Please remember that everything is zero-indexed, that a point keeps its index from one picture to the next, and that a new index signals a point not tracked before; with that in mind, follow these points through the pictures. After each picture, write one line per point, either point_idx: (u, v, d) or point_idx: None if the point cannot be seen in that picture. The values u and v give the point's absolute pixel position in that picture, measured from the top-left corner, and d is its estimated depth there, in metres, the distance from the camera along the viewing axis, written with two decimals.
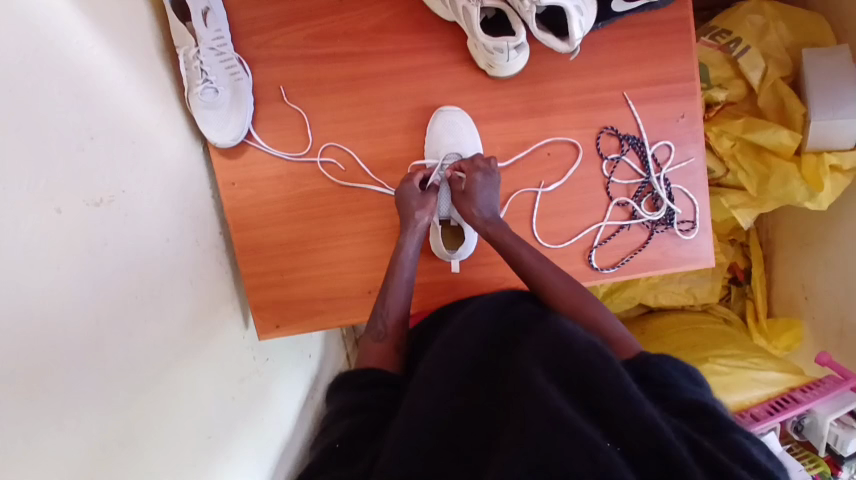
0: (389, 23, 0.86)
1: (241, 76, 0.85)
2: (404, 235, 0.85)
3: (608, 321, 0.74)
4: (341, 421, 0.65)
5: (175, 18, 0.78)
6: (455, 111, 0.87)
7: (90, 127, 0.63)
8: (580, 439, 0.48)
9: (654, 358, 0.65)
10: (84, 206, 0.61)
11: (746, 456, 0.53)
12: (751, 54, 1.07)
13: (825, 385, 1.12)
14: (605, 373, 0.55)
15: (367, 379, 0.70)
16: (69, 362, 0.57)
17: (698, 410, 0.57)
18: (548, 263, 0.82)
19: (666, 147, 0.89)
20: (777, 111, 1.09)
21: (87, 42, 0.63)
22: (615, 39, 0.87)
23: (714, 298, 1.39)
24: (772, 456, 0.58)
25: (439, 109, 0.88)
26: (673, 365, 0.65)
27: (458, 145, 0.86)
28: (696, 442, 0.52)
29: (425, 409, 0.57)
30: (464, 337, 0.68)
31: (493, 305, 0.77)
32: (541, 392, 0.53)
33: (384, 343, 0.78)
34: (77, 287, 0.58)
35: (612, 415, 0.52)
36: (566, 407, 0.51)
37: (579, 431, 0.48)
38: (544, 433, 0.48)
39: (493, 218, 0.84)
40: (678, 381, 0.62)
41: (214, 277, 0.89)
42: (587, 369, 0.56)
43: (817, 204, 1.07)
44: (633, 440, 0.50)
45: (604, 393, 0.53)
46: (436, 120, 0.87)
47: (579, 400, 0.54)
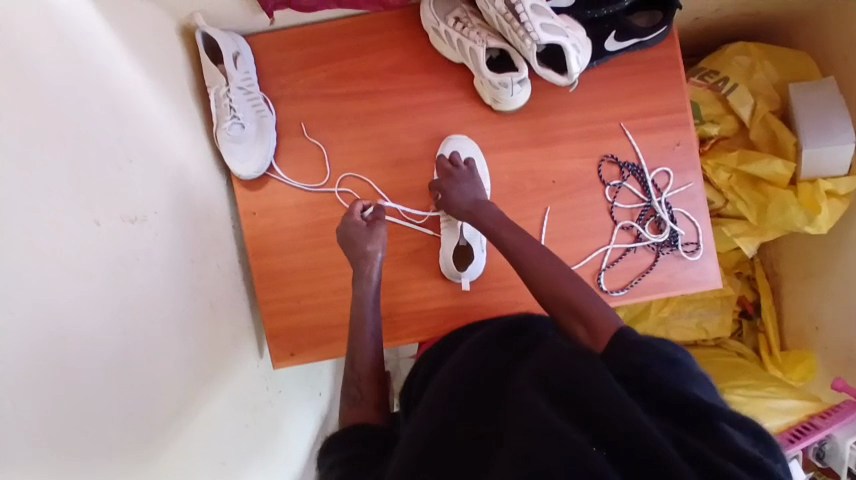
0: (404, 65, 0.94)
1: (267, 114, 0.92)
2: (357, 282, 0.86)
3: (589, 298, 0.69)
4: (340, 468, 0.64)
5: (208, 61, 0.87)
6: (464, 139, 0.94)
7: (129, 151, 0.70)
8: (568, 449, 0.47)
9: (634, 343, 0.58)
10: (121, 221, 0.66)
11: (735, 451, 0.49)
12: (739, 91, 1.14)
13: (843, 410, 1.11)
14: (596, 379, 0.52)
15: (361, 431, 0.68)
16: (99, 372, 0.59)
17: (684, 402, 0.52)
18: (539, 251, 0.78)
19: (665, 174, 0.94)
20: (769, 143, 1.15)
21: (129, 77, 0.71)
22: (611, 75, 0.93)
23: (726, 331, 1.38)
24: (764, 439, 0.52)
25: (448, 138, 0.94)
26: (652, 350, 0.58)
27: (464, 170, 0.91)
28: (681, 439, 0.50)
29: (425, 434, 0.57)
30: (462, 367, 0.68)
31: (491, 339, 0.75)
32: (534, 408, 0.51)
33: (362, 406, 0.75)
34: (107, 297, 0.61)
35: (601, 423, 0.49)
36: (558, 420, 0.50)
37: (563, 436, 0.48)
38: (533, 444, 0.48)
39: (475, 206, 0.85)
40: (652, 368, 0.55)
41: (234, 305, 0.92)
42: (576, 380, 0.53)
43: (817, 229, 1.10)
44: (624, 447, 0.48)
45: (594, 400, 0.51)
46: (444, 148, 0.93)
47: (566, 408, 0.52)
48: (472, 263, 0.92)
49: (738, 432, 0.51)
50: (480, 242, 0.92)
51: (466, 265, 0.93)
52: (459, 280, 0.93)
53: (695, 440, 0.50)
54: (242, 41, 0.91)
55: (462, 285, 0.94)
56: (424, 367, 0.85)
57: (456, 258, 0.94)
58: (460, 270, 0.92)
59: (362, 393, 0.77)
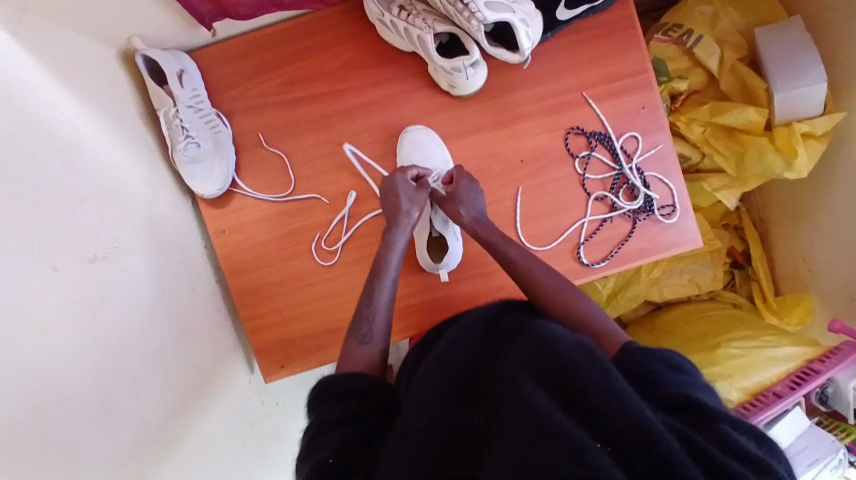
0: (355, 61, 0.92)
1: (221, 129, 0.90)
2: (391, 233, 0.82)
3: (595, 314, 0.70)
4: (322, 438, 0.58)
5: (152, 82, 0.85)
6: (421, 128, 0.92)
7: (80, 190, 0.68)
8: (566, 443, 0.43)
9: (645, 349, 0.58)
10: (80, 262, 0.64)
11: (735, 447, 0.48)
12: (705, 42, 1.11)
13: (843, 352, 1.11)
14: (595, 367, 0.48)
15: (354, 386, 0.62)
16: (80, 419, 0.58)
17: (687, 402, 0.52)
18: (538, 262, 0.79)
19: (634, 139, 0.92)
20: (741, 92, 1.13)
21: (69, 112, 0.69)
22: (566, 45, 0.91)
23: (719, 284, 1.38)
24: (763, 441, 0.52)
25: (405, 130, 0.92)
26: (657, 357, 0.57)
27: (427, 160, 0.90)
28: (684, 434, 0.48)
29: (412, 426, 0.52)
30: (449, 346, 0.61)
31: (484, 314, 0.68)
32: (528, 400, 0.47)
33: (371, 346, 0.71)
34: (77, 342, 0.60)
35: (599, 413, 0.45)
36: (556, 411, 0.45)
37: (564, 433, 0.43)
38: (528, 442, 0.44)
39: (480, 218, 0.85)
40: (659, 373, 0.55)
41: (214, 324, 0.91)
42: (571, 366, 0.48)
43: (796, 173, 1.09)
44: (623, 439, 0.44)
45: (592, 387, 0.47)
46: (403, 141, 0.91)
47: (564, 404, 0.47)
48: (448, 254, 0.90)
49: (741, 434, 0.50)
50: (453, 231, 0.91)
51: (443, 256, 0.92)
52: (437, 272, 0.92)
53: (697, 436, 0.48)
54: (185, 57, 0.88)
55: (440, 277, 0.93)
56: (413, 357, 0.82)
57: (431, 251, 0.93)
58: (437, 261, 0.91)
59: (372, 331, 0.72)
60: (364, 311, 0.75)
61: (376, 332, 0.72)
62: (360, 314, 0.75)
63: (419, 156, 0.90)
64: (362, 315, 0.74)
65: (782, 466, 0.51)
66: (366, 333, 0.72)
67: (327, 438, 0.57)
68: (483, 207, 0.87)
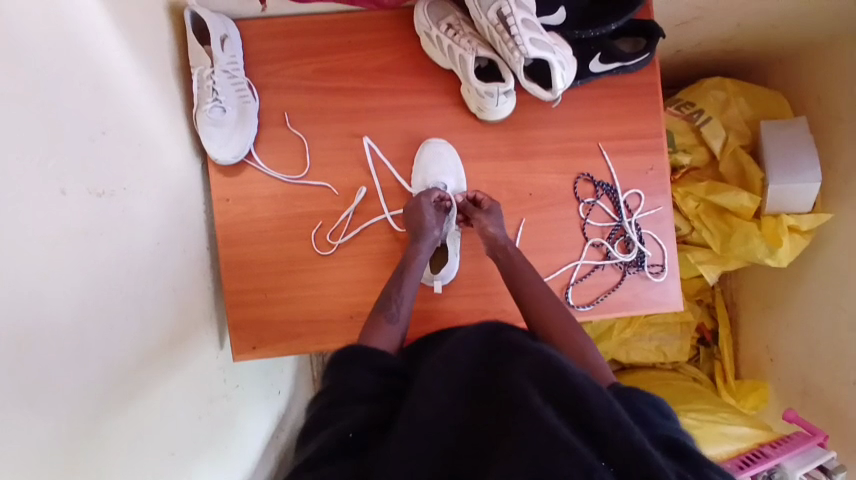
0: (393, 66, 0.94)
1: (249, 100, 0.91)
2: (418, 243, 0.88)
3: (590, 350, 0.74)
4: (343, 409, 0.62)
5: (194, 40, 0.85)
6: (442, 142, 0.94)
7: (104, 122, 0.68)
8: (576, 461, 0.45)
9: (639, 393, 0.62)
10: (87, 193, 0.63)
11: None
12: (712, 124, 1.19)
13: (793, 441, 1.14)
14: (603, 398, 0.52)
15: (377, 362, 0.66)
16: (51, 348, 0.56)
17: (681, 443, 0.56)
18: (550, 296, 0.83)
19: (637, 196, 0.97)
20: (737, 176, 1.20)
21: (112, 47, 0.69)
22: (592, 95, 0.96)
23: (684, 357, 1.43)
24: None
25: (425, 141, 0.95)
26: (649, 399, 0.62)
27: (443, 175, 0.92)
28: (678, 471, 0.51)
29: (421, 416, 0.55)
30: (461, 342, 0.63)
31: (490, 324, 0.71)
32: (539, 412, 0.49)
33: (397, 326, 0.79)
34: (66, 269, 0.59)
35: (605, 438, 0.49)
36: (565, 429, 0.48)
37: (575, 450, 0.46)
38: (540, 452, 0.46)
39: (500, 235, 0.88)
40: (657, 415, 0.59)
41: (196, 290, 0.89)
42: (583, 390, 0.52)
43: (777, 261, 1.15)
44: (625, 466, 0.47)
45: (599, 417, 0.50)
46: (422, 153, 0.94)
47: (572, 423, 0.50)
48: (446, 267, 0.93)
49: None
50: (453, 246, 0.93)
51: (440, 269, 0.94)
52: (431, 282, 0.93)
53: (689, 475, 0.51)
54: (231, 25, 0.89)
55: (433, 288, 0.94)
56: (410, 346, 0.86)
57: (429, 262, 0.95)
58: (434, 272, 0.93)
59: (400, 313, 0.80)
60: (391, 294, 0.83)
61: (403, 313, 0.81)
62: (385, 297, 0.83)
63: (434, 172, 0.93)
64: (390, 297, 0.83)
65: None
66: (394, 313, 0.80)
67: (347, 410, 0.61)
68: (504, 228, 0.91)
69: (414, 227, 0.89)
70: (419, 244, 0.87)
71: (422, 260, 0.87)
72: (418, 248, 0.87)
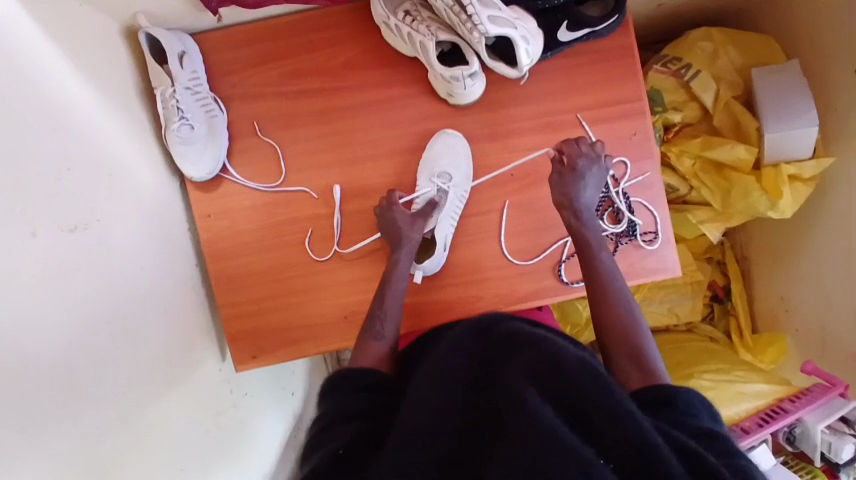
0: (357, 61, 0.92)
1: (216, 113, 0.90)
2: (398, 253, 0.89)
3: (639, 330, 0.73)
4: (335, 430, 0.64)
5: (152, 61, 0.85)
6: (458, 135, 0.92)
7: (69, 158, 0.68)
8: (575, 456, 0.46)
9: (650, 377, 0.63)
10: (60, 232, 0.64)
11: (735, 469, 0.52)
12: (701, 77, 1.14)
13: (813, 394, 1.12)
14: (604, 388, 0.53)
15: (365, 383, 0.70)
16: (43, 388, 0.58)
17: (690, 425, 0.57)
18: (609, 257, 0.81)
19: (623, 164, 0.94)
20: (733, 129, 1.15)
21: (68, 81, 0.69)
22: (565, 65, 0.92)
23: (697, 316, 1.39)
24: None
25: (443, 130, 0.93)
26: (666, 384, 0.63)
27: (451, 169, 0.92)
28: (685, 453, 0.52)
29: (419, 423, 0.55)
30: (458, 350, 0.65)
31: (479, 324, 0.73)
32: (534, 409, 0.50)
33: (383, 343, 0.80)
34: (48, 310, 0.60)
35: (603, 433, 0.50)
36: (561, 425, 0.49)
37: (572, 446, 0.47)
38: (539, 449, 0.47)
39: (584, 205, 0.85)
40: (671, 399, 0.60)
41: (190, 307, 0.91)
42: (581, 382, 0.53)
43: (779, 213, 1.11)
44: (624, 455, 0.49)
45: (599, 409, 0.51)
46: (437, 141, 0.92)
47: (568, 419, 0.51)
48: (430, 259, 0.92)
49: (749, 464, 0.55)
50: (444, 243, 0.93)
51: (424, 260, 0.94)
52: (413, 272, 0.93)
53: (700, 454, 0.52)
54: (188, 39, 0.89)
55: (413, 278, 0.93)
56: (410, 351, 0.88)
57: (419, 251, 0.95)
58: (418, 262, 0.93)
59: (384, 330, 0.82)
60: (375, 311, 0.84)
61: (387, 333, 0.81)
62: (373, 313, 0.85)
63: (442, 165, 0.92)
64: (374, 315, 0.84)
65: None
66: (378, 331, 0.81)
67: (338, 430, 0.63)
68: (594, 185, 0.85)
69: (392, 237, 0.89)
70: (397, 256, 0.88)
71: (402, 271, 0.87)
72: (397, 258, 0.88)
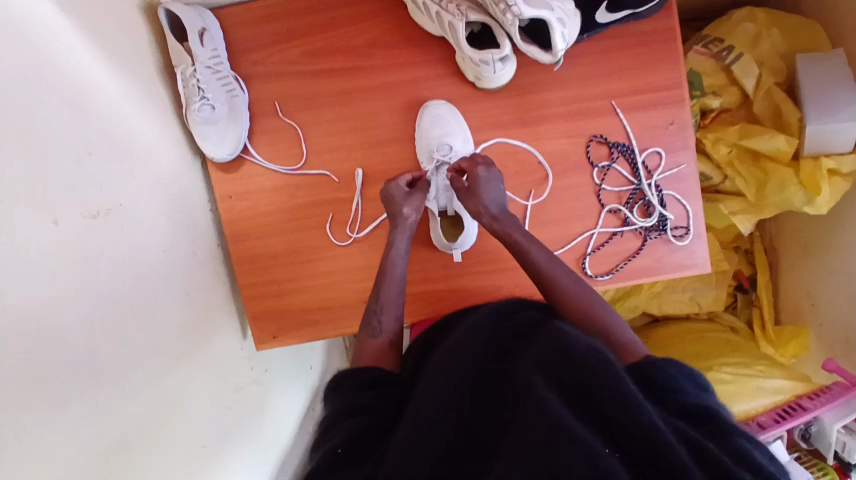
0: (382, 39, 0.89)
1: (237, 93, 0.88)
2: (395, 233, 0.86)
3: (619, 327, 0.71)
4: (339, 425, 0.64)
5: (173, 38, 0.82)
6: (442, 103, 0.89)
7: (89, 142, 0.67)
8: (581, 447, 0.45)
9: (662, 361, 0.62)
10: (80, 217, 0.64)
11: (749, 460, 0.50)
12: (744, 61, 1.07)
13: (833, 392, 1.09)
14: (608, 374, 0.52)
15: (364, 380, 0.70)
16: (64, 372, 0.59)
17: (701, 415, 0.56)
18: (561, 267, 0.80)
19: (657, 154, 0.89)
20: (773, 118, 1.09)
21: (86, 61, 0.67)
22: (601, 48, 0.87)
23: (720, 306, 1.36)
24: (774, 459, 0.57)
25: (426, 104, 0.89)
26: (679, 368, 0.62)
27: (447, 136, 0.87)
28: (697, 445, 0.51)
29: (426, 416, 0.56)
30: (461, 344, 0.66)
31: (493, 315, 0.74)
32: (541, 400, 0.51)
33: (381, 339, 0.79)
34: (71, 296, 0.61)
35: (613, 423, 0.49)
36: (568, 417, 0.49)
37: (579, 438, 0.46)
38: (544, 441, 0.47)
39: (502, 213, 0.83)
40: (682, 386, 0.59)
41: (210, 288, 0.91)
42: (587, 373, 0.52)
43: (816, 209, 1.05)
44: (631, 446, 0.48)
45: (607, 398, 0.50)
46: (423, 115, 0.89)
47: (576, 409, 0.51)
48: (463, 234, 0.89)
49: (756, 451, 0.54)
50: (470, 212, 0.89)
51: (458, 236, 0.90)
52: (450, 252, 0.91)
53: (711, 446, 0.51)
54: (208, 15, 0.86)
55: (454, 258, 0.92)
56: (415, 353, 0.87)
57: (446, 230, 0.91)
58: (452, 241, 0.90)
59: (382, 324, 0.80)
60: (372, 307, 0.83)
61: (384, 325, 0.80)
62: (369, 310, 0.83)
63: (436, 133, 0.87)
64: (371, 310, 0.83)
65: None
66: (375, 326, 0.80)
67: (341, 426, 0.64)
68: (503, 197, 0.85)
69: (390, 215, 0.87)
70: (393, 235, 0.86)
71: (399, 251, 0.85)
72: (396, 238, 0.86)
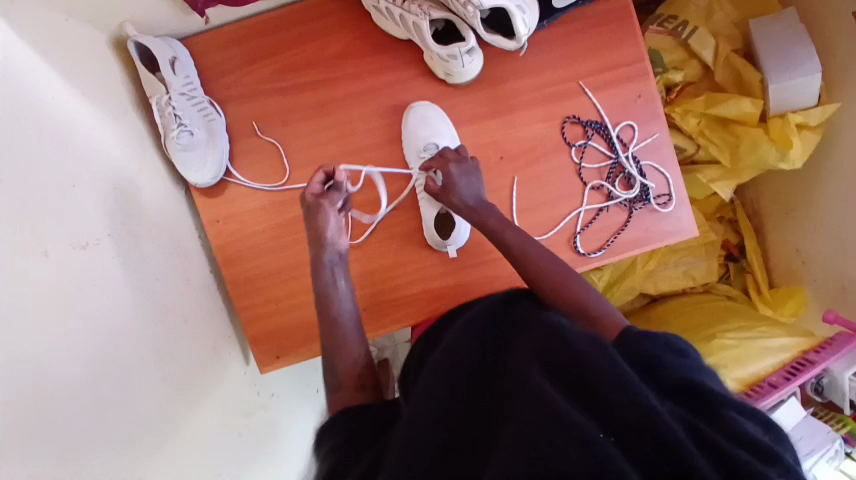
0: (351, 49, 0.91)
1: (214, 117, 0.89)
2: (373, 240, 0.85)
3: (593, 299, 0.71)
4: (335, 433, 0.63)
5: (144, 69, 0.84)
6: (427, 104, 0.91)
7: (72, 176, 0.67)
8: (577, 436, 0.43)
9: (641, 335, 0.58)
10: (70, 248, 0.63)
11: (743, 435, 0.48)
12: (700, 33, 1.12)
13: (838, 343, 1.11)
14: (605, 358, 0.49)
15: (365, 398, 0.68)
16: (72, 404, 0.58)
17: (691, 390, 0.51)
18: (535, 244, 0.78)
19: (630, 127, 0.92)
20: (735, 84, 1.14)
21: (61, 96, 0.68)
22: (562, 32, 0.91)
23: (713, 277, 1.37)
24: (771, 429, 0.52)
25: (410, 106, 0.91)
26: (657, 341, 0.57)
27: (435, 136, 0.88)
28: (691, 424, 0.47)
29: (420, 415, 0.54)
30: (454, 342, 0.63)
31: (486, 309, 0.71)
32: (536, 389, 0.48)
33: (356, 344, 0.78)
34: (72, 327, 0.60)
35: (608, 404, 0.46)
36: (565, 404, 0.46)
37: (574, 423, 0.44)
38: (540, 431, 0.44)
39: (478, 203, 0.82)
40: (661, 358, 0.54)
41: (207, 314, 0.90)
42: (583, 357, 0.49)
43: (791, 163, 1.09)
44: (631, 433, 0.45)
45: (602, 378, 0.47)
46: (409, 117, 0.90)
47: (571, 394, 0.48)
48: (456, 231, 0.89)
49: (749, 424, 0.50)
50: None
51: (451, 233, 0.91)
52: (445, 249, 0.91)
53: (705, 425, 0.48)
54: (178, 45, 0.88)
55: (450, 254, 0.92)
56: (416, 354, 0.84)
57: (439, 226, 0.92)
58: (446, 239, 0.91)
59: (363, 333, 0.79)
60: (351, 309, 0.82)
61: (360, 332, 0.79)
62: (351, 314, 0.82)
63: (416, 136, 0.89)
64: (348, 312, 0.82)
65: (789, 454, 0.51)
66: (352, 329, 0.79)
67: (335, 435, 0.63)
68: (480, 188, 0.84)
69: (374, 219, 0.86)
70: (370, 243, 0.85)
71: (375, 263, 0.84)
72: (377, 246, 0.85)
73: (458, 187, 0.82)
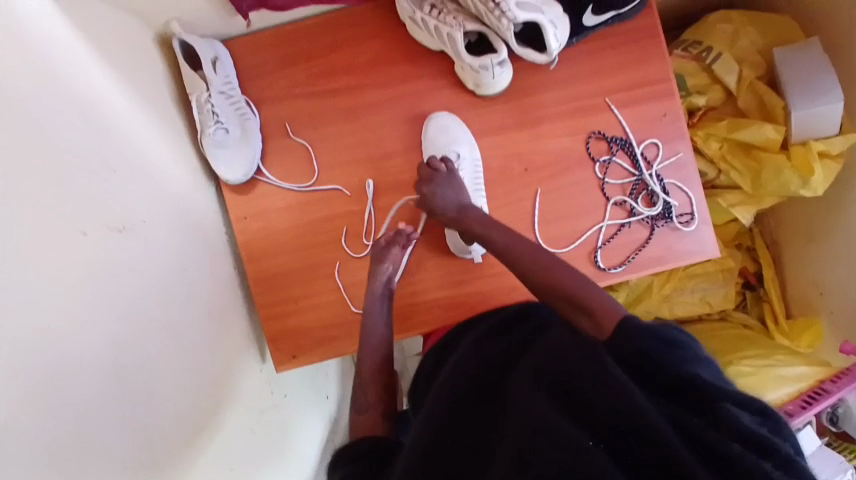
0: (384, 57, 0.94)
1: (249, 116, 0.92)
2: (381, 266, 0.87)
3: (585, 284, 0.67)
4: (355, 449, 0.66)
5: (187, 66, 0.87)
6: (445, 114, 0.93)
7: (112, 162, 0.69)
8: (563, 443, 0.45)
9: (633, 323, 0.53)
10: (106, 231, 0.65)
11: (740, 429, 0.47)
12: (724, 59, 1.14)
13: (854, 373, 1.09)
14: (594, 365, 0.50)
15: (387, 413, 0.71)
16: (96, 382, 0.59)
17: (688, 384, 0.49)
18: (520, 240, 0.77)
19: (655, 145, 0.93)
20: (759, 110, 1.15)
21: (106, 86, 0.70)
22: (591, 50, 0.93)
23: (730, 304, 1.36)
24: (770, 417, 0.50)
25: (429, 117, 0.93)
26: (648, 327, 0.52)
27: (454, 143, 0.91)
28: (685, 424, 0.48)
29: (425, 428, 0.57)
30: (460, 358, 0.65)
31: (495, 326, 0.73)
32: (530, 400, 0.50)
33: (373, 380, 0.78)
34: (101, 306, 0.61)
35: (598, 412, 0.48)
36: (554, 414, 0.48)
37: (560, 433, 0.46)
38: (530, 441, 0.47)
39: (460, 210, 0.83)
40: (653, 349, 0.51)
41: (228, 308, 0.91)
42: (575, 369, 0.51)
43: (812, 190, 1.10)
44: (623, 438, 0.46)
45: (590, 388, 0.49)
46: (427, 127, 0.92)
47: (564, 404, 0.50)
48: None
49: (747, 416, 0.48)
50: None
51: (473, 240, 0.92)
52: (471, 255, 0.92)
53: (700, 423, 0.48)
54: (219, 45, 0.91)
55: (473, 260, 0.93)
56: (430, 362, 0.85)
57: None
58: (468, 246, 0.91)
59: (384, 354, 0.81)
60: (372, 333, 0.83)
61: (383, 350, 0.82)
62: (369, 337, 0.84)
63: (442, 142, 0.91)
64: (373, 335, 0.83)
65: (792, 445, 0.50)
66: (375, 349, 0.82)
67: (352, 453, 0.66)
68: (460, 194, 0.85)
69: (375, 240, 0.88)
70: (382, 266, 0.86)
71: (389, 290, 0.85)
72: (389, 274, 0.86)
73: (439, 198, 0.84)
